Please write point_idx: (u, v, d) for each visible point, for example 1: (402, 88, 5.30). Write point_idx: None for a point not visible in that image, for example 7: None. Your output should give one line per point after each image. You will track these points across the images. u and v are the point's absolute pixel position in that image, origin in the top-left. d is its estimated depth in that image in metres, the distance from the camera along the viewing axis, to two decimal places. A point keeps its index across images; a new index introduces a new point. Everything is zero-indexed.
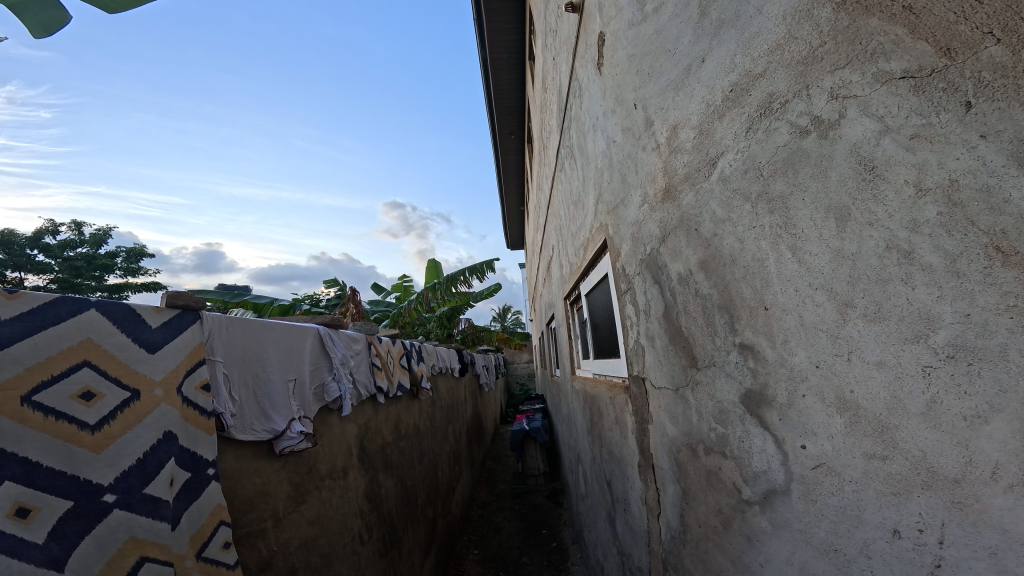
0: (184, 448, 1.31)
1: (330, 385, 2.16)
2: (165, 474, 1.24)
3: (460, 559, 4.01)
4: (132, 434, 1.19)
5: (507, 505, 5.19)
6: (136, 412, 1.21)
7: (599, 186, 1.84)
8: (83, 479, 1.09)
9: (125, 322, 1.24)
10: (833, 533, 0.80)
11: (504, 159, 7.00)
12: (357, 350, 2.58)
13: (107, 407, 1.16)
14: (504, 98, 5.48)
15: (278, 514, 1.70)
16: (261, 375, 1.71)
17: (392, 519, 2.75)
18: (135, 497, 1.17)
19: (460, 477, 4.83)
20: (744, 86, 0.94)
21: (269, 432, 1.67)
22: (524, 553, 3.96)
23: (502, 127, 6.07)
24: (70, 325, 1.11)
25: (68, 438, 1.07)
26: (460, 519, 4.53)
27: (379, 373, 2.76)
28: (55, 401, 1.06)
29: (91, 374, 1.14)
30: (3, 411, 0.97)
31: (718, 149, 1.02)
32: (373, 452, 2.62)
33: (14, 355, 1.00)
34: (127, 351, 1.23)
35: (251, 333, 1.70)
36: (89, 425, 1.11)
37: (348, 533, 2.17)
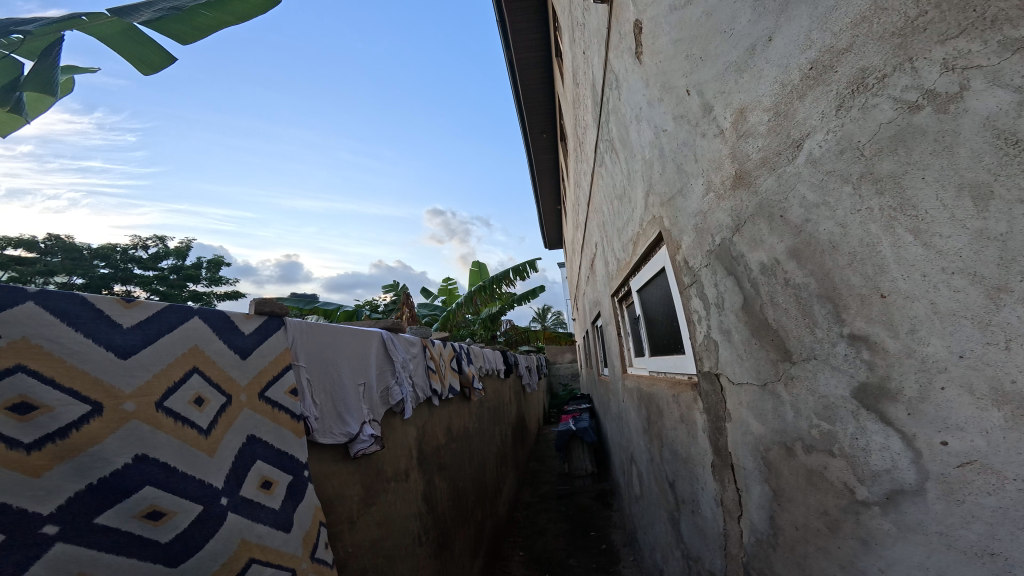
0: (277, 453, 1.43)
1: (394, 388, 2.24)
2: (255, 476, 1.34)
3: (504, 561, 4.02)
4: (230, 437, 1.29)
5: (552, 507, 5.16)
6: (231, 417, 1.31)
7: (649, 180, 1.80)
8: (208, 482, 1.19)
9: (222, 329, 1.34)
10: (989, 536, 0.75)
11: (536, 159, 7.00)
12: (415, 353, 2.66)
13: (212, 412, 1.26)
14: (532, 97, 5.48)
15: (353, 516, 1.78)
16: (336, 379, 1.82)
17: (445, 520, 2.81)
18: (239, 501, 1.26)
19: (505, 478, 4.86)
20: (827, 62, 0.94)
21: (344, 435, 1.77)
22: (571, 555, 3.94)
23: (533, 126, 6.07)
24: (180, 333, 1.22)
25: (191, 442, 1.18)
26: (505, 521, 4.54)
27: (433, 375, 2.84)
28: (178, 407, 1.17)
29: (199, 380, 1.25)
30: (140, 417, 1.08)
31: (802, 130, 1.00)
32: (430, 454, 2.69)
33: (140, 362, 1.11)
34: (225, 358, 1.34)
35: (328, 339, 1.80)
36: (203, 429, 1.22)
37: (409, 534, 2.24)
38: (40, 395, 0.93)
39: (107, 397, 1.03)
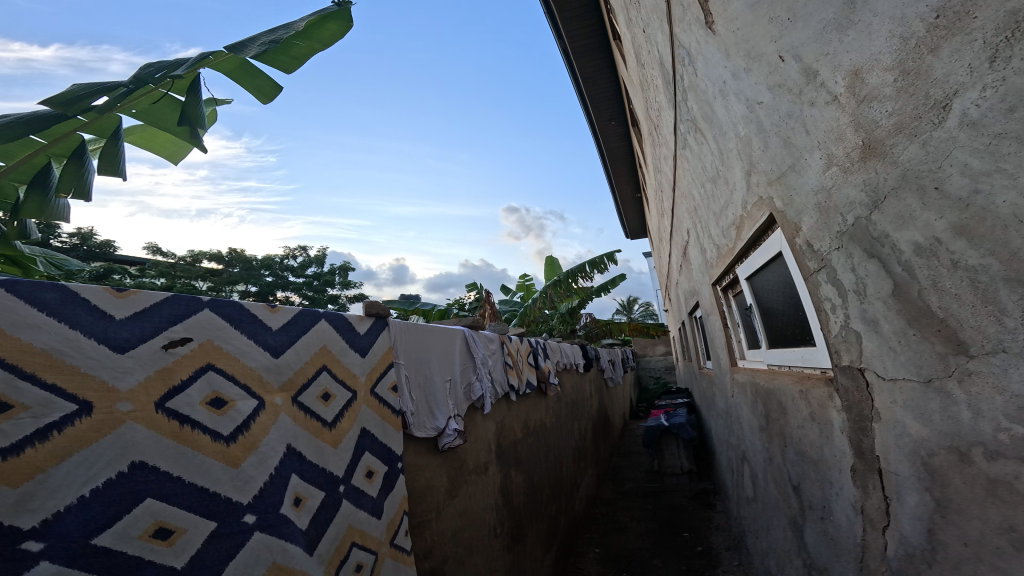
0: (384, 447, 1.78)
1: (475, 385, 2.48)
2: (367, 466, 1.70)
3: (579, 556, 4.02)
4: (353, 429, 1.67)
5: (637, 505, 5.03)
6: (353, 410, 1.69)
7: (748, 160, 1.69)
8: (328, 470, 1.54)
9: (343, 332, 1.72)
10: None
11: (608, 147, 6.79)
12: (494, 349, 2.80)
13: (338, 406, 1.63)
14: (595, 84, 5.32)
15: (437, 506, 2.04)
16: (426, 377, 2.12)
17: (521, 514, 2.91)
18: (351, 488, 1.61)
19: (584, 473, 4.85)
20: (963, 8, 0.89)
21: (433, 429, 2.07)
22: (655, 555, 3.83)
23: (601, 114, 5.89)
24: (316, 337, 1.61)
25: (321, 432, 1.54)
26: (581, 516, 4.53)
27: (510, 371, 2.96)
28: (311, 401, 1.54)
29: (328, 378, 1.62)
30: (286, 409, 1.44)
31: (947, 89, 0.92)
32: (507, 449, 2.81)
33: (287, 362, 1.49)
34: (348, 359, 1.72)
35: (418, 342, 2.10)
36: (330, 422, 1.58)
37: (485, 525, 2.41)
38: (226, 391, 1.30)
39: (265, 392, 1.40)
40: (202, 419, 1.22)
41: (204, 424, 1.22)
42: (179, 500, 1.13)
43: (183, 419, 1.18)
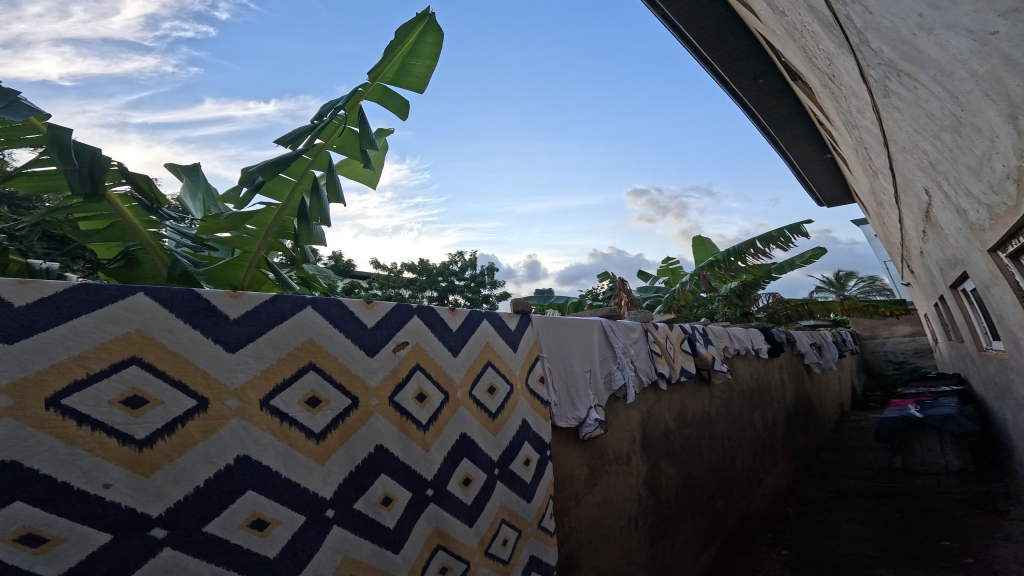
0: (533, 436, 2.82)
1: (617, 373, 3.50)
2: (523, 455, 2.75)
3: (758, 558, 4.69)
4: (511, 419, 2.73)
5: (854, 508, 5.69)
6: (512, 402, 2.77)
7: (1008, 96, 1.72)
8: (491, 453, 2.58)
9: (499, 329, 2.82)
10: None
11: (763, 109, 6.00)
12: (634, 337, 3.81)
13: (500, 397, 2.70)
14: (725, 44, 4.80)
15: (578, 501, 3.10)
16: (567, 374, 3.15)
17: (664, 508, 3.81)
18: (506, 472, 2.63)
19: (768, 470, 5.73)
20: None
21: (575, 418, 3.08)
22: (882, 564, 4.28)
23: (745, 74, 5.27)
24: (480, 337, 2.70)
25: (487, 419, 2.60)
26: (763, 512, 5.26)
27: (658, 359, 3.85)
28: (482, 394, 2.63)
29: (491, 372, 2.70)
30: (465, 400, 2.52)
31: None
32: (651, 443, 3.84)
33: (459, 360, 2.56)
34: (503, 358, 2.79)
35: (555, 349, 3.18)
36: (492, 413, 2.63)
37: (621, 517, 3.46)
38: (425, 388, 2.35)
39: (451, 388, 2.48)
40: (414, 408, 2.27)
41: (414, 411, 2.27)
42: (397, 479, 2.14)
43: (402, 407, 2.22)
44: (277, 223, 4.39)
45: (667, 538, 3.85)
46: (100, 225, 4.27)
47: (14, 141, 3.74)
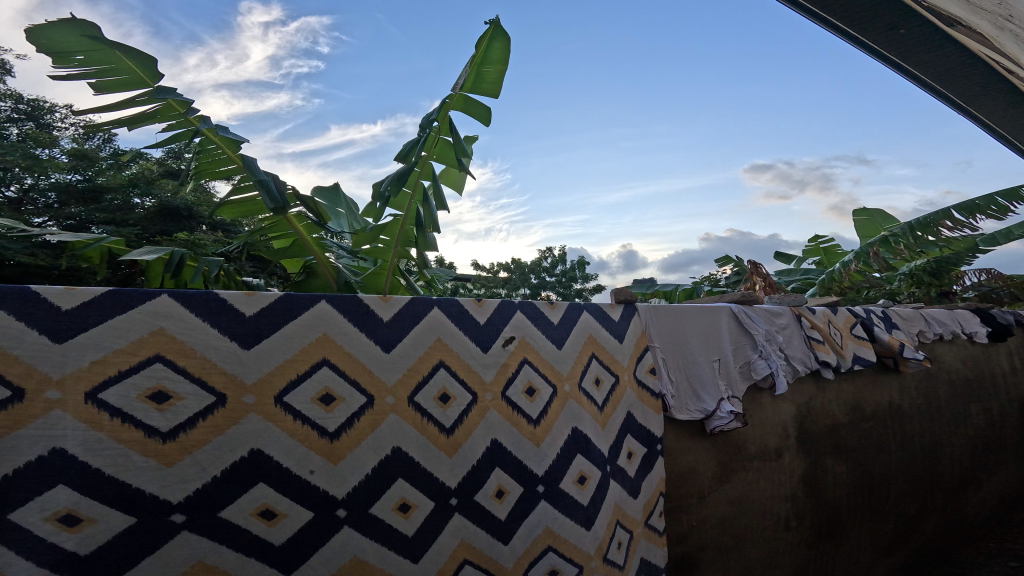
0: (641, 429, 3.58)
1: (755, 364, 4.02)
2: (629, 449, 3.50)
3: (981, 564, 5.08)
4: (615, 411, 3.50)
5: None
6: (616, 394, 3.53)
7: None
8: (599, 448, 3.33)
9: (602, 323, 3.57)
10: None
11: None
12: (778, 325, 4.23)
13: (604, 390, 3.49)
14: None
15: (700, 495, 3.78)
16: (685, 366, 3.88)
17: (830, 509, 4.36)
18: (614, 470, 3.38)
19: (983, 471, 5.66)
20: None
21: (699, 409, 3.80)
22: None
23: None
24: (582, 328, 3.48)
25: (594, 411, 3.39)
26: (971, 514, 5.58)
27: (820, 349, 4.31)
28: (588, 386, 3.42)
29: (596, 364, 3.49)
30: (573, 395, 3.31)
31: None
32: (809, 448, 4.28)
33: (566, 352, 3.37)
34: (605, 350, 3.55)
35: (666, 345, 3.87)
36: (598, 404, 3.43)
37: (771, 518, 4.03)
38: (535, 383, 3.17)
39: (559, 381, 3.28)
40: (527, 400, 3.10)
41: (527, 404, 3.09)
42: (511, 478, 2.96)
43: (516, 400, 3.06)
44: (403, 233, 5.33)
45: (833, 540, 4.34)
46: (285, 243, 5.68)
47: (213, 175, 5.23)
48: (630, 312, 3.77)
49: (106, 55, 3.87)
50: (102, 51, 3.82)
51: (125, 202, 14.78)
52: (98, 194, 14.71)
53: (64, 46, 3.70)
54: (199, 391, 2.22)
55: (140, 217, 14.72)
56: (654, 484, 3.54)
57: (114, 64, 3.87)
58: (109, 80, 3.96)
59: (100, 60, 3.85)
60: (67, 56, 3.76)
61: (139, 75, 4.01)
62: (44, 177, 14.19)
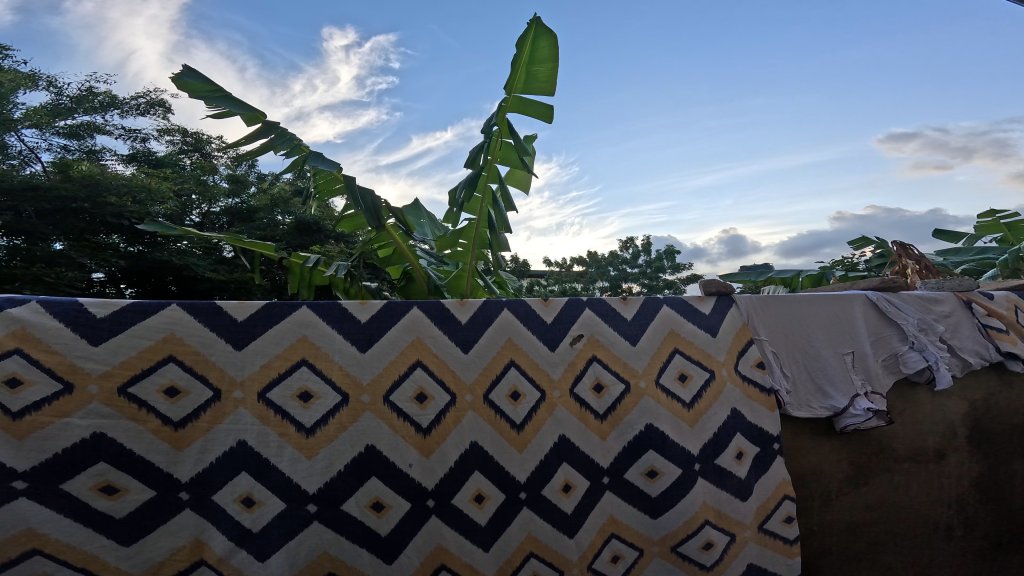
0: (749, 428, 3.43)
1: (907, 357, 3.69)
2: (733, 450, 3.37)
3: None
4: (710, 409, 3.41)
5: None
6: (712, 391, 3.46)
7: None
8: (688, 446, 3.32)
9: (686, 319, 3.58)
10: None
11: None
12: (934, 310, 3.86)
13: (693, 387, 3.44)
14: None
15: (832, 500, 3.54)
16: (803, 361, 3.64)
17: (1008, 521, 3.84)
18: (709, 468, 3.32)
19: None
20: None
21: (824, 408, 3.55)
22: None
23: None
24: (659, 326, 3.53)
25: (678, 408, 3.38)
26: None
27: (998, 338, 3.89)
28: (670, 382, 3.42)
29: (679, 361, 3.47)
30: (650, 391, 3.36)
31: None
32: (977, 451, 3.80)
33: (642, 349, 3.45)
34: (690, 347, 3.53)
35: (781, 338, 3.66)
36: (684, 401, 3.40)
37: (924, 528, 3.66)
38: (605, 381, 3.31)
39: (633, 378, 3.37)
40: (595, 396, 3.28)
41: (596, 399, 3.27)
42: (576, 474, 3.14)
43: (583, 396, 3.25)
44: (478, 236, 5.65)
45: (1017, 553, 3.84)
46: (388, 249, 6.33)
47: (331, 194, 6.06)
48: (725, 304, 3.66)
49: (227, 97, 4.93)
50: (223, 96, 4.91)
51: (272, 220, 16.67)
52: (252, 213, 16.77)
53: (201, 90, 4.89)
54: (330, 391, 2.86)
55: (282, 232, 16.21)
56: (775, 484, 3.37)
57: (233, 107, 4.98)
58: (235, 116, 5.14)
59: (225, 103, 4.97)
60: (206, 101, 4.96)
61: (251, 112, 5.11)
62: (215, 203, 16.48)
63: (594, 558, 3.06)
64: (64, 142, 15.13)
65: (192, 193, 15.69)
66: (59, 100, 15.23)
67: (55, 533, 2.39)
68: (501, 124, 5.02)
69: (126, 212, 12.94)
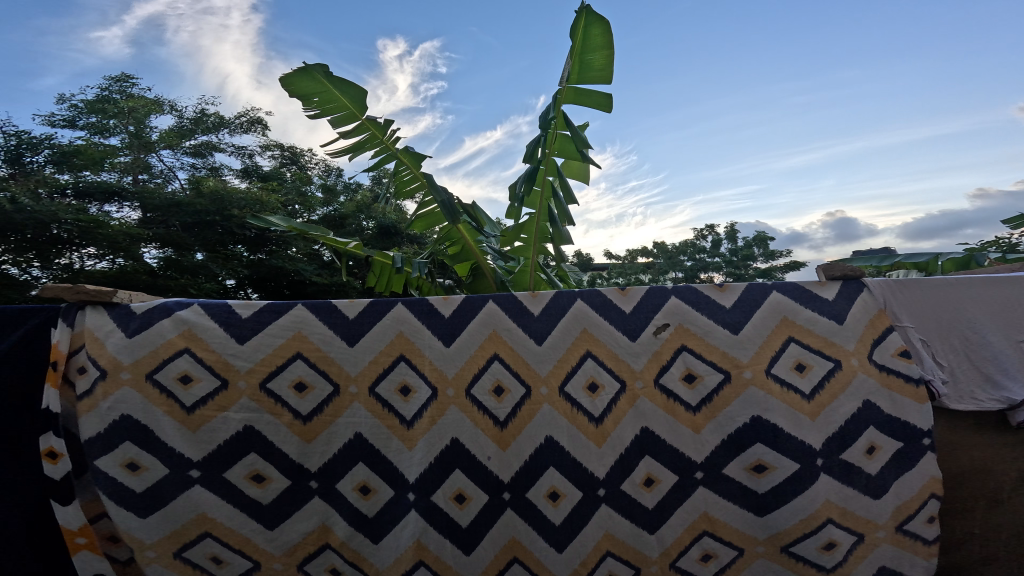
0: (891, 421, 2.87)
1: None
2: (866, 446, 2.84)
3: None
4: (833, 403, 2.90)
5: None
6: (840, 382, 2.93)
7: None
8: (807, 442, 2.84)
9: (806, 306, 3.06)
10: None
11: None
12: None
13: (814, 377, 2.95)
14: None
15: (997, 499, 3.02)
16: (960, 349, 3.03)
17: None
18: (832, 465, 2.81)
19: None
20: None
21: (993, 402, 2.99)
22: None
23: None
24: (770, 313, 3.05)
25: (796, 401, 2.89)
26: None
27: None
28: (783, 373, 2.94)
29: (796, 351, 2.99)
30: (757, 381, 2.92)
31: None
32: None
33: (749, 339, 2.99)
34: (813, 334, 3.02)
35: (930, 322, 3.05)
36: (805, 394, 2.91)
37: None
38: (697, 371, 2.95)
39: (736, 368, 2.95)
40: (684, 388, 2.93)
41: (687, 390, 2.92)
42: (664, 467, 2.81)
43: (671, 387, 2.92)
44: (538, 230, 5.49)
45: None
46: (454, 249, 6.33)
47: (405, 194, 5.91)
48: (854, 288, 3.10)
49: (331, 92, 4.60)
50: (327, 90, 4.57)
51: (357, 227, 16.56)
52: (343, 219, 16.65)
53: (306, 91, 4.53)
54: (425, 384, 2.80)
55: (367, 237, 16.49)
56: (923, 481, 2.81)
57: (336, 102, 4.62)
58: (335, 117, 4.79)
59: (327, 99, 4.63)
60: (309, 100, 4.64)
61: (351, 109, 4.76)
62: (314, 212, 17.05)
63: (681, 560, 2.72)
64: (190, 160, 17.35)
65: (296, 203, 16.59)
66: (182, 124, 17.54)
67: (219, 515, 2.57)
68: (557, 114, 4.63)
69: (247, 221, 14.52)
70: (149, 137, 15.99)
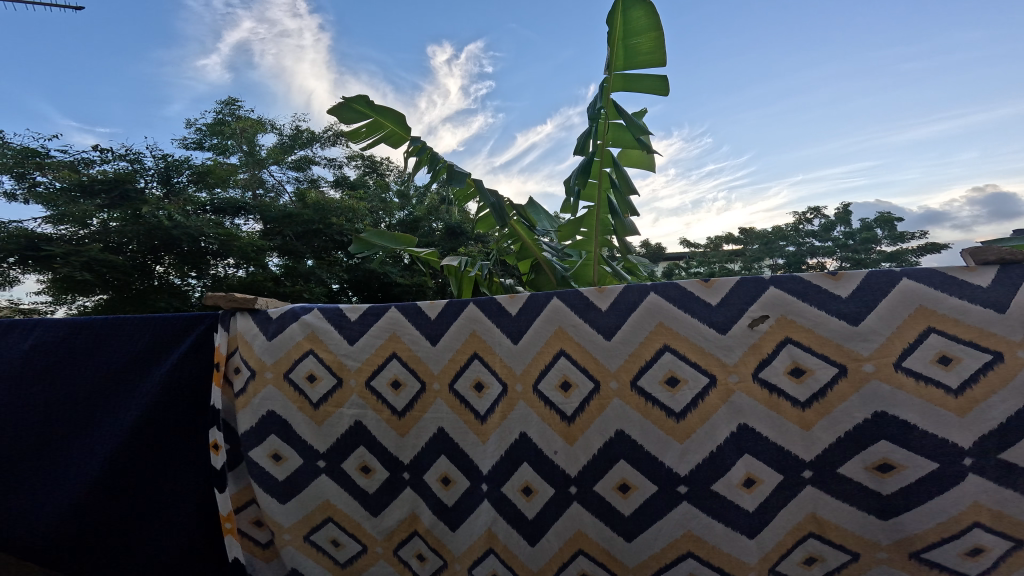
0: None
1: None
2: None
3: None
4: (994, 398, 1.55)
5: None
6: (1001, 374, 1.55)
7: None
8: (952, 440, 1.56)
9: (948, 288, 1.65)
10: None
11: None
12: None
13: (964, 371, 1.59)
14: None
15: None
16: None
17: None
18: (990, 464, 1.53)
19: None
20: None
21: None
22: None
23: None
24: (903, 294, 1.68)
25: (942, 397, 1.59)
26: None
27: None
28: (922, 364, 1.62)
29: (940, 341, 1.63)
30: (884, 372, 1.64)
31: None
32: None
33: (871, 328, 1.69)
34: (970, 316, 1.61)
35: None
36: (952, 390, 1.59)
37: None
38: (804, 361, 1.73)
39: (852, 359, 1.68)
40: (787, 385, 1.73)
41: (793, 386, 1.72)
42: (761, 459, 1.70)
43: (772, 385, 1.74)
44: (599, 223, 4.88)
45: None
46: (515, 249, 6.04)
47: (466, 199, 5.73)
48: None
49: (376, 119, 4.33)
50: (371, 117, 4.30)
51: (429, 228, 17.14)
52: (416, 223, 17.32)
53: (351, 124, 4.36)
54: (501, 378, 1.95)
55: (437, 237, 17.04)
56: None
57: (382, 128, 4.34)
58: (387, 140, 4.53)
59: (374, 128, 4.39)
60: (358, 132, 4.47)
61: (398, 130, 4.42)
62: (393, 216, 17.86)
63: (781, 565, 1.65)
64: (295, 175, 18.87)
65: (381, 211, 17.76)
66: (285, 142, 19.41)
67: (345, 504, 1.97)
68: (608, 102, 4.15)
69: (346, 229, 15.68)
70: (262, 155, 18.06)
